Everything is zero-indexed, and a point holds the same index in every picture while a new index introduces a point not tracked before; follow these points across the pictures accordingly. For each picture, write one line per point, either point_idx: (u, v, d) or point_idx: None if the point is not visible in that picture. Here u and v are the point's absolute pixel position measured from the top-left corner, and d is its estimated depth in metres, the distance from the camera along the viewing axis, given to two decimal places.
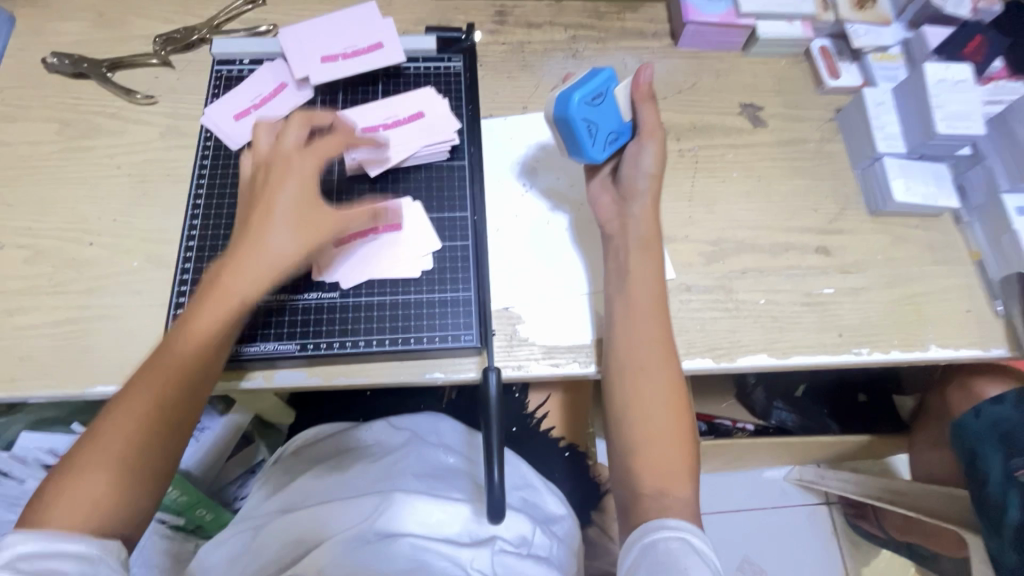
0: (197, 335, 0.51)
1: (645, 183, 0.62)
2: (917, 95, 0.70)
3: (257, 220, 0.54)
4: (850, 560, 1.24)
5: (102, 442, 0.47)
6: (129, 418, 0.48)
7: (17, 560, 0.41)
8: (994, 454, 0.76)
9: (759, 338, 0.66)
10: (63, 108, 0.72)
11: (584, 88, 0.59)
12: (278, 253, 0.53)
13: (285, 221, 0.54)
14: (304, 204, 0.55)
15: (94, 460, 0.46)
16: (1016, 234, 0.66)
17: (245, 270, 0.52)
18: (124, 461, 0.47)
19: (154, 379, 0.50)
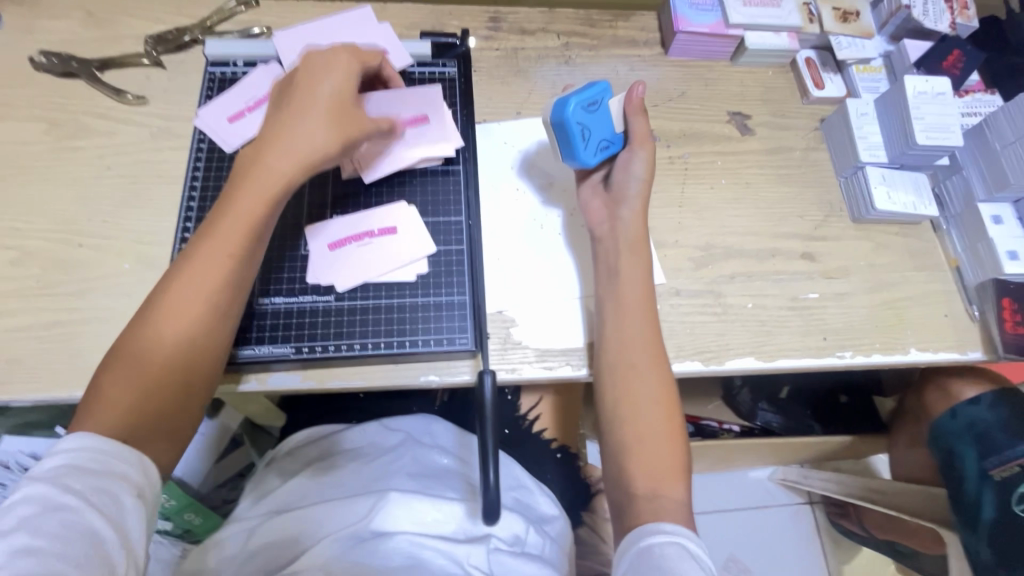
0: (230, 226, 0.51)
1: (635, 188, 0.63)
2: (898, 107, 0.73)
3: (290, 114, 0.55)
4: (833, 558, 1.27)
5: (147, 337, 0.48)
6: (169, 318, 0.49)
7: (68, 473, 0.42)
8: (970, 454, 0.79)
9: (747, 342, 0.68)
10: (52, 107, 0.71)
11: (582, 95, 0.61)
12: (312, 148, 0.54)
13: (317, 116, 0.55)
14: (336, 103, 0.56)
15: (140, 355, 0.48)
16: (992, 242, 0.69)
17: (278, 166, 0.53)
18: (169, 355, 0.48)
19: (193, 268, 0.50)
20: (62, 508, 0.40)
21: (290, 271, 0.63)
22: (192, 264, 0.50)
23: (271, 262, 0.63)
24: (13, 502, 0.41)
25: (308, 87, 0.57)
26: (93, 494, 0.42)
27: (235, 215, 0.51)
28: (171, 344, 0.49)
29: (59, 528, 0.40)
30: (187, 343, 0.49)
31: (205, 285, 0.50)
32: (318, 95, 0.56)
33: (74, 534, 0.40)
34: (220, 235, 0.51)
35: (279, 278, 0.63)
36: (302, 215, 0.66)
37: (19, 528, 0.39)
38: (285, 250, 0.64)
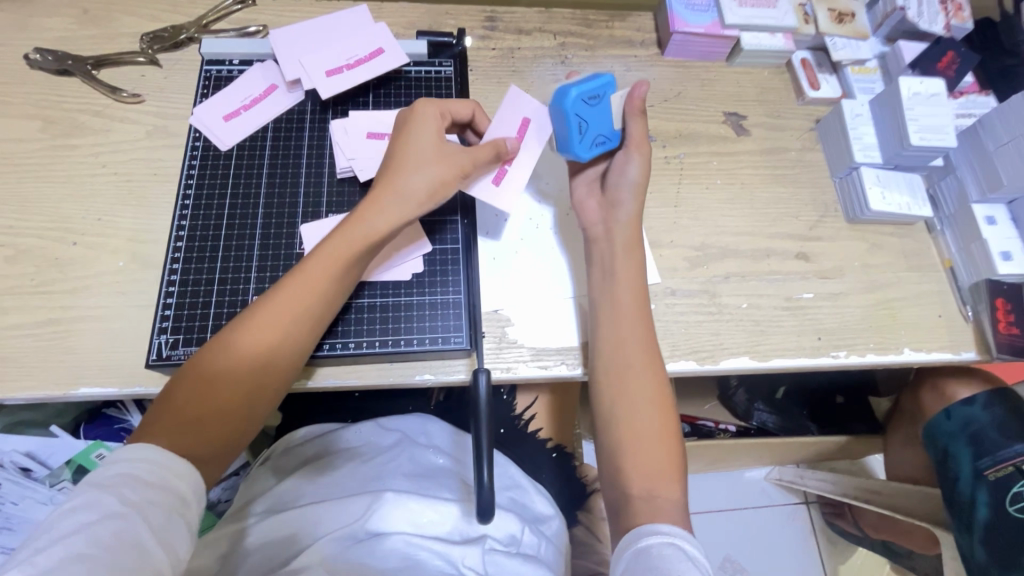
0: (321, 269, 0.54)
1: (628, 193, 0.63)
2: (893, 107, 0.73)
3: (394, 162, 0.58)
4: (828, 559, 1.28)
5: (224, 357, 0.50)
6: (248, 343, 0.50)
7: (126, 483, 0.42)
8: (964, 454, 0.79)
9: (741, 341, 0.68)
10: (47, 104, 0.71)
11: (584, 86, 0.59)
12: (410, 197, 0.56)
13: (417, 164, 0.57)
14: (435, 151, 0.58)
15: (215, 376, 0.49)
16: (986, 243, 0.69)
17: (377, 213, 0.56)
18: (242, 381, 0.50)
19: (284, 300, 0.52)
20: (117, 517, 0.40)
21: (285, 269, 0.63)
22: (279, 297, 0.52)
23: (268, 261, 0.63)
24: (69, 507, 0.40)
25: (408, 131, 0.59)
26: (148, 507, 0.41)
27: (326, 257, 0.54)
28: (244, 369, 0.50)
29: (111, 538, 0.39)
30: (261, 372, 0.50)
31: (286, 320, 0.52)
32: (416, 141, 0.58)
33: (124, 545, 0.39)
34: (311, 274, 0.53)
35: (274, 276, 0.63)
36: (298, 213, 0.66)
37: (74, 533, 0.38)
38: (280, 248, 0.64)
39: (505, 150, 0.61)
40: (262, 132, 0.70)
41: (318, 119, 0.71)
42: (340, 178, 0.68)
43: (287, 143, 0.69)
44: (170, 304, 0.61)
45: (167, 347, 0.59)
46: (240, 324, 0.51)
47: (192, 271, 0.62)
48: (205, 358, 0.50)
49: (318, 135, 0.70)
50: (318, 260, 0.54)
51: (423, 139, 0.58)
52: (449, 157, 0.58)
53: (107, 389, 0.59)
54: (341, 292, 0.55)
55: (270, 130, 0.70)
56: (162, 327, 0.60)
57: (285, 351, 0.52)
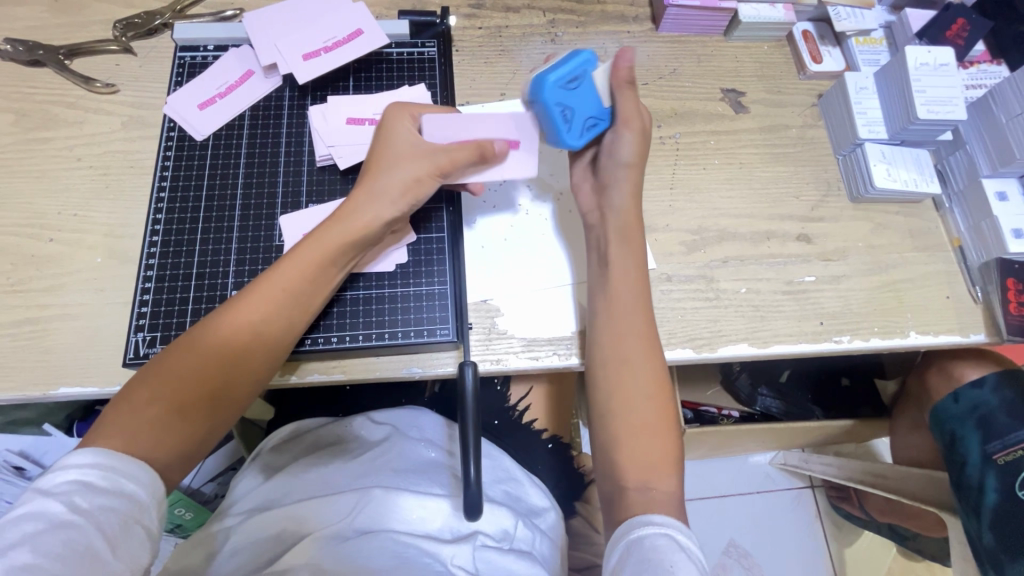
0: (297, 269, 0.52)
1: (622, 172, 0.60)
2: (899, 79, 0.69)
3: (374, 163, 0.56)
4: (833, 543, 1.26)
5: (193, 356, 0.48)
6: (219, 342, 0.49)
7: (77, 489, 0.40)
8: (973, 438, 0.77)
9: (740, 328, 0.66)
10: (19, 97, 0.68)
11: (560, 73, 0.56)
12: (387, 200, 0.55)
13: (396, 166, 0.56)
14: (416, 150, 0.56)
15: (181, 374, 0.47)
16: (996, 220, 0.66)
17: (355, 211, 0.54)
18: (208, 379, 0.48)
19: (255, 305, 0.50)
20: (67, 527, 0.38)
21: (264, 263, 0.61)
22: (251, 299, 0.50)
23: (246, 253, 0.62)
24: (17, 515, 0.39)
25: (393, 133, 0.57)
26: (101, 514, 0.40)
27: (300, 258, 0.52)
28: (212, 369, 0.48)
29: (61, 548, 0.38)
30: (226, 376, 0.49)
31: (258, 321, 0.50)
32: (401, 143, 0.57)
33: (76, 556, 0.38)
34: (287, 274, 0.52)
35: (253, 270, 0.61)
36: (277, 203, 0.64)
37: (22, 544, 0.37)
38: (259, 241, 0.62)
39: (492, 151, 0.55)
40: (239, 120, 0.67)
41: (296, 106, 0.68)
42: (319, 166, 0.66)
43: (266, 131, 0.67)
44: (147, 301, 0.59)
45: (145, 345, 0.57)
46: (210, 324, 0.50)
47: (169, 266, 0.61)
48: (173, 355, 0.48)
49: (296, 123, 0.67)
50: (293, 261, 0.52)
51: (405, 142, 0.57)
52: (431, 154, 0.55)
53: (88, 388, 0.57)
54: (318, 293, 0.54)
55: (247, 118, 0.67)
56: (139, 324, 0.58)
57: (256, 352, 0.50)
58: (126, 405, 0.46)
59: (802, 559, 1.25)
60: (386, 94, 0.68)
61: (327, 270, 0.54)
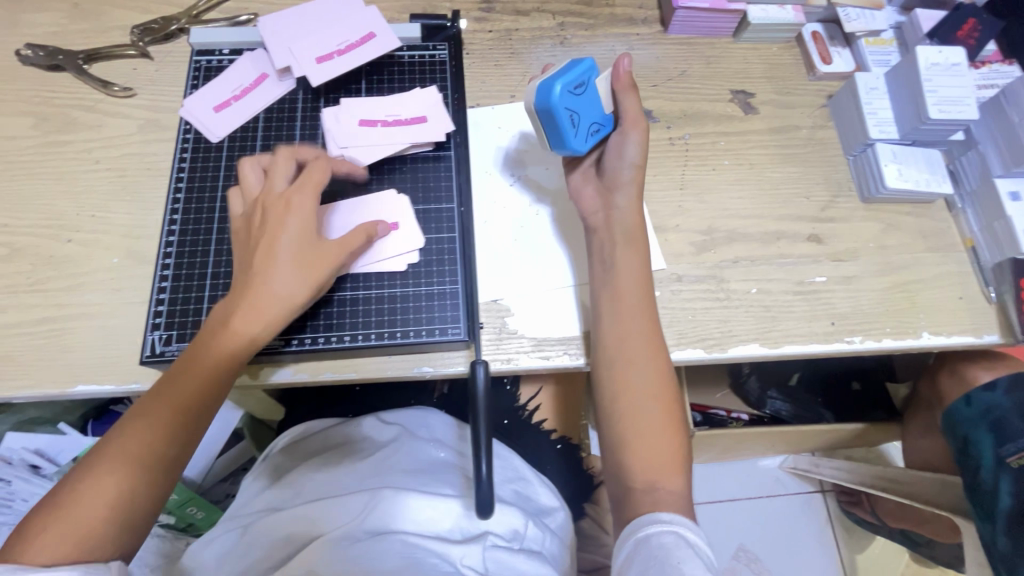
0: (189, 382, 0.49)
1: (628, 174, 0.61)
2: (910, 79, 0.69)
3: (256, 260, 0.52)
4: (845, 548, 1.25)
5: (90, 482, 0.46)
6: (114, 468, 0.46)
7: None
8: (986, 441, 0.76)
9: (751, 328, 0.66)
10: (39, 101, 0.70)
11: (567, 77, 0.56)
12: (284, 296, 0.51)
13: (288, 264, 0.51)
14: (305, 249, 0.52)
15: (83, 500, 0.45)
16: (1009, 220, 0.66)
17: (236, 322, 0.50)
18: (115, 500, 0.46)
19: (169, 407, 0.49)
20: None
21: None
22: (144, 418, 0.48)
23: None
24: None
25: (277, 232, 0.52)
26: None
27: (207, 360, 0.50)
28: (113, 490, 0.46)
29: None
30: (145, 492, 0.47)
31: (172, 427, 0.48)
32: (292, 238, 0.52)
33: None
34: (176, 390, 0.49)
35: None
36: None
37: None
38: None
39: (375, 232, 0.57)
40: (253, 122, 0.68)
41: (310, 108, 0.69)
42: None
43: (280, 133, 0.68)
44: (164, 300, 0.60)
45: (161, 343, 0.58)
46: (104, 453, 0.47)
47: (185, 266, 0.61)
48: (92, 470, 0.46)
49: (310, 125, 0.68)
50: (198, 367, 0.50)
51: (296, 236, 0.52)
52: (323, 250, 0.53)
53: (105, 386, 0.58)
54: (217, 395, 0.51)
55: (262, 120, 0.68)
56: (155, 323, 0.59)
57: (173, 461, 0.48)
58: (32, 535, 0.44)
59: (812, 564, 1.23)
60: (397, 97, 0.70)
61: (220, 371, 0.50)
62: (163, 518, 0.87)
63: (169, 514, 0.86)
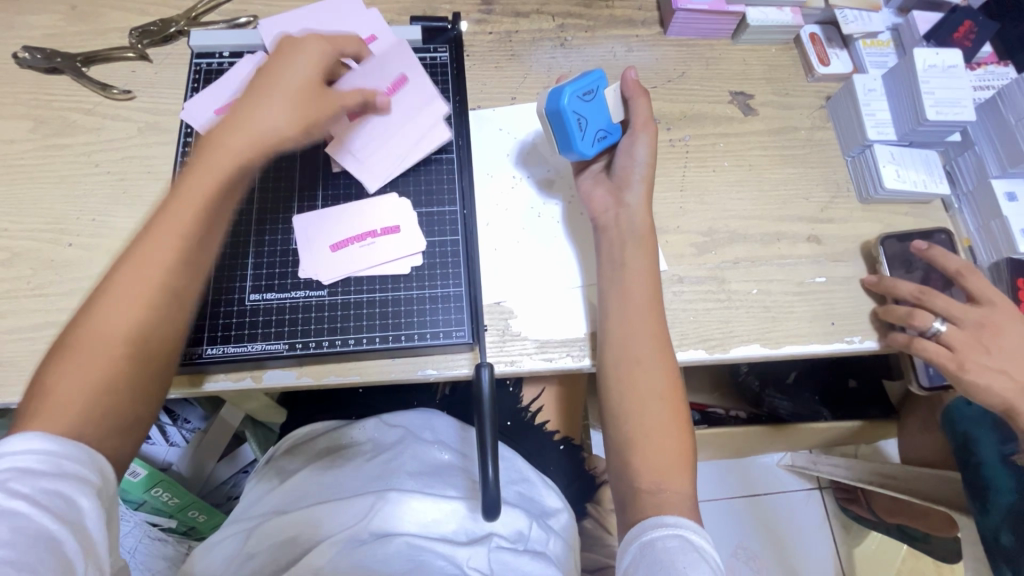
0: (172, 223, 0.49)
1: (639, 174, 0.61)
2: (907, 82, 0.70)
3: (249, 97, 0.54)
4: (843, 544, 1.26)
5: (96, 327, 0.46)
6: (122, 317, 0.47)
7: (15, 476, 0.40)
8: (990, 441, 0.77)
9: (752, 329, 0.66)
10: (38, 104, 0.69)
11: (577, 84, 0.59)
12: (271, 133, 0.53)
13: (282, 102, 0.54)
14: (294, 91, 0.55)
15: (94, 351, 0.46)
16: (1006, 221, 0.67)
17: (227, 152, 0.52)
18: (124, 351, 0.46)
19: (153, 245, 0.48)
20: (11, 515, 0.38)
21: (281, 266, 0.62)
22: (136, 261, 0.47)
23: (262, 258, 0.62)
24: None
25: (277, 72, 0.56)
26: (45, 499, 0.40)
27: (186, 197, 0.50)
28: (117, 337, 0.46)
29: (10, 535, 0.38)
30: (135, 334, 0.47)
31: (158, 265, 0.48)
32: (290, 78, 0.55)
33: (28, 539, 0.38)
34: (166, 231, 0.49)
35: (270, 273, 0.62)
36: (292, 205, 0.65)
37: None
38: (276, 246, 0.63)
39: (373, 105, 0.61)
40: None
41: None
42: (335, 172, 0.66)
43: None
44: None
45: None
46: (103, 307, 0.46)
47: None
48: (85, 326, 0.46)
49: None
50: (181, 202, 0.50)
51: (296, 78, 0.55)
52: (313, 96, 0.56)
53: None
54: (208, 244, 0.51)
55: None
56: None
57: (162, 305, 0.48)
58: (46, 394, 0.44)
59: (811, 561, 1.24)
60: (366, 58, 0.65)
61: (205, 210, 0.50)
62: (163, 521, 0.88)
63: (169, 518, 0.86)
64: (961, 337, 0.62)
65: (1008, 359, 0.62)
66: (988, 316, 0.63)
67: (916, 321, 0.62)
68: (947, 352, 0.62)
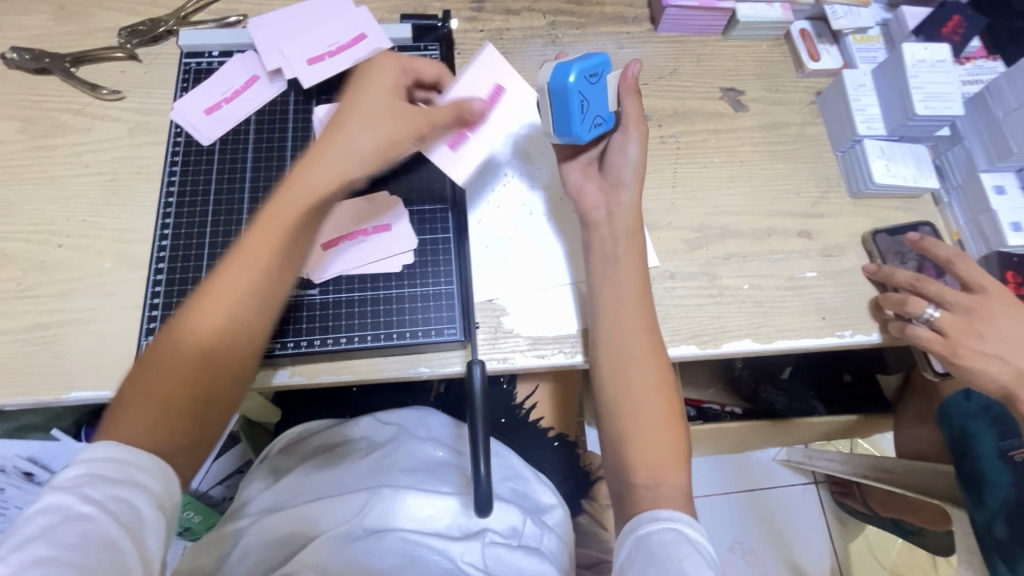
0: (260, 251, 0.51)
1: (631, 174, 0.61)
2: (896, 77, 0.70)
3: (337, 126, 0.55)
4: (838, 538, 1.27)
5: (179, 345, 0.48)
6: (207, 330, 0.48)
7: (89, 482, 0.41)
8: (987, 435, 0.77)
9: (743, 324, 0.67)
10: (27, 105, 0.69)
11: (584, 63, 0.57)
12: (356, 162, 0.54)
13: (374, 128, 0.55)
14: (378, 108, 0.56)
15: (173, 367, 0.47)
16: (995, 214, 0.67)
17: (316, 173, 0.53)
18: (198, 368, 0.48)
19: (241, 273, 0.50)
20: (81, 518, 0.39)
21: None
22: (224, 286, 0.49)
23: None
24: (36, 510, 0.40)
25: (359, 91, 0.57)
26: (113, 505, 0.40)
27: (273, 227, 0.51)
28: (201, 357, 0.48)
29: (76, 539, 0.38)
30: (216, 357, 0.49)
31: (241, 292, 0.49)
32: (373, 108, 0.56)
33: (93, 545, 0.39)
34: (253, 249, 0.50)
35: None
36: None
37: (40, 537, 0.38)
38: None
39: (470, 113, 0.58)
40: (244, 125, 0.68)
41: (302, 111, 0.69)
42: None
43: (271, 135, 0.68)
44: (158, 304, 0.60)
45: None
46: (191, 316, 0.49)
47: (179, 270, 0.62)
48: (170, 342, 0.48)
49: (302, 127, 0.68)
50: (266, 231, 0.51)
51: (380, 96, 0.56)
52: (397, 110, 0.56)
53: (99, 393, 0.58)
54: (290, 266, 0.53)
55: (253, 123, 0.68)
56: (150, 328, 0.59)
57: (239, 333, 0.50)
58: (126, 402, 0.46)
59: (807, 555, 1.25)
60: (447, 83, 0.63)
61: (291, 242, 0.52)
62: None
63: None
64: (952, 322, 0.63)
65: (1001, 344, 0.63)
66: (978, 301, 0.63)
67: (909, 307, 0.63)
68: (941, 337, 0.63)
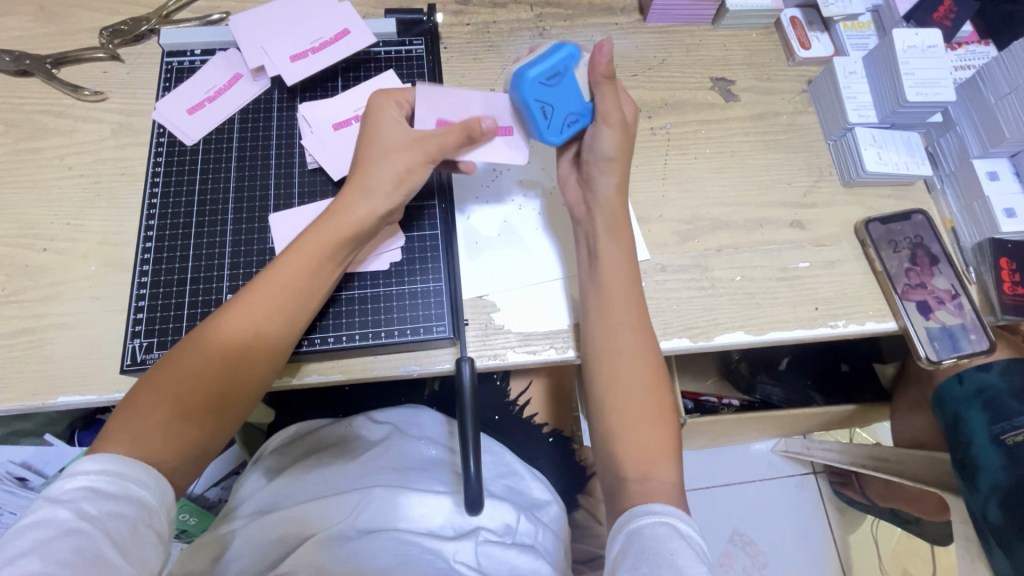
0: (282, 277, 0.52)
1: (602, 169, 0.60)
2: (887, 63, 0.69)
3: (367, 159, 0.56)
4: (837, 528, 1.27)
5: (194, 359, 0.49)
6: (223, 346, 0.49)
7: (86, 496, 0.41)
8: (978, 419, 0.75)
9: (736, 316, 0.66)
10: (9, 108, 0.68)
11: (538, 67, 0.55)
12: (381, 198, 0.55)
13: (396, 160, 0.55)
14: (405, 142, 0.56)
15: (186, 381, 0.48)
16: (988, 200, 0.67)
17: (351, 204, 0.55)
18: (210, 385, 0.48)
19: (263, 298, 0.51)
20: (75, 533, 0.39)
21: (258, 265, 0.62)
22: (245, 306, 0.51)
23: (238, 257, 0.62)
24: (28, 523, 0.40)
25: (381, 123, 0.57)
26: (109, 520, 0.40)
27: (298, 256, 0.53)
28: (211, 372, 0.49)
29: (69, 555, 0.38)
30: (229, 376, 0.49)
31: (262, 316, 0.51)
32: (395, 140, 0.56)
33: (86, 561, 0.38)
34: (278, 274, 0.52)
35: (247, 272, 0.61)
36: (269, 204, 0.64)
37: (30, 552, 0.38)
38: (252, 246, 0.63)
39: (478, 131, 0.55)
40: (228, 124, 0.68)
41: (287, 108, 0.69)
42: (311, 169, 0.66)
43: (257, 133, 0.67)
44: (143, 307, 0.60)
45: (142, 351, 0.58)
46: (221, 322, 0.50)
47: (163, 271, 0.61)
48: (183, 356, 0.49)
49: (287, 125, 0.68)
50: (291, 261, 0.53)
51: (398, 128, 0.57)
52: (421, 142, 0.55)
53: (87, 397, 0.58)
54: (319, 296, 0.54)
55: (237, 121, 0.68)
56: (135, 331, 0.59)
57: (255, 353, 0.51)
58: (133, 410, 0.46)
59: (806, 545, 1.25)
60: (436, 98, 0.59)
61: (313, 272, 0.53)
62: None
63: None
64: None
65: None
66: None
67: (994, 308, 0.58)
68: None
